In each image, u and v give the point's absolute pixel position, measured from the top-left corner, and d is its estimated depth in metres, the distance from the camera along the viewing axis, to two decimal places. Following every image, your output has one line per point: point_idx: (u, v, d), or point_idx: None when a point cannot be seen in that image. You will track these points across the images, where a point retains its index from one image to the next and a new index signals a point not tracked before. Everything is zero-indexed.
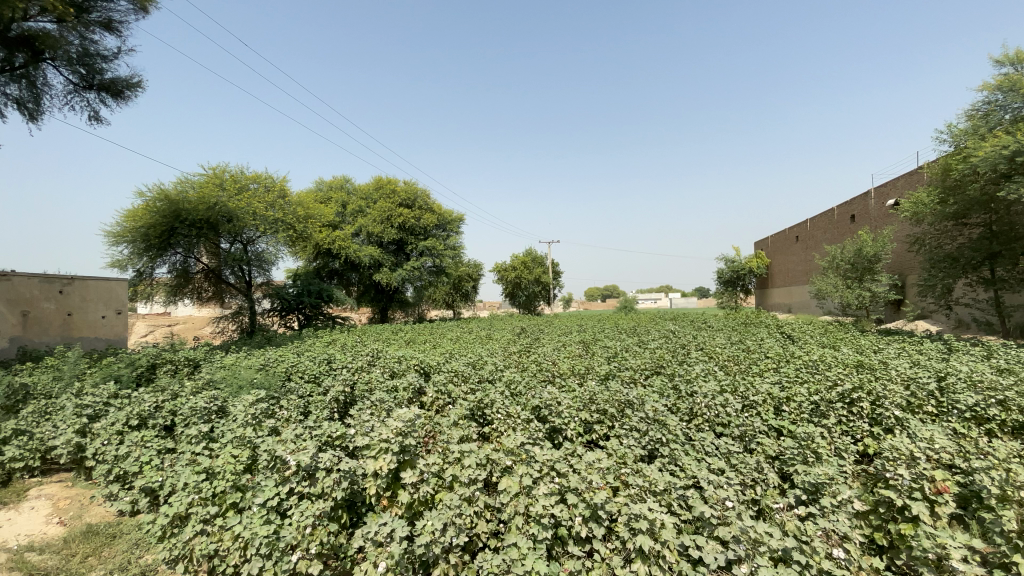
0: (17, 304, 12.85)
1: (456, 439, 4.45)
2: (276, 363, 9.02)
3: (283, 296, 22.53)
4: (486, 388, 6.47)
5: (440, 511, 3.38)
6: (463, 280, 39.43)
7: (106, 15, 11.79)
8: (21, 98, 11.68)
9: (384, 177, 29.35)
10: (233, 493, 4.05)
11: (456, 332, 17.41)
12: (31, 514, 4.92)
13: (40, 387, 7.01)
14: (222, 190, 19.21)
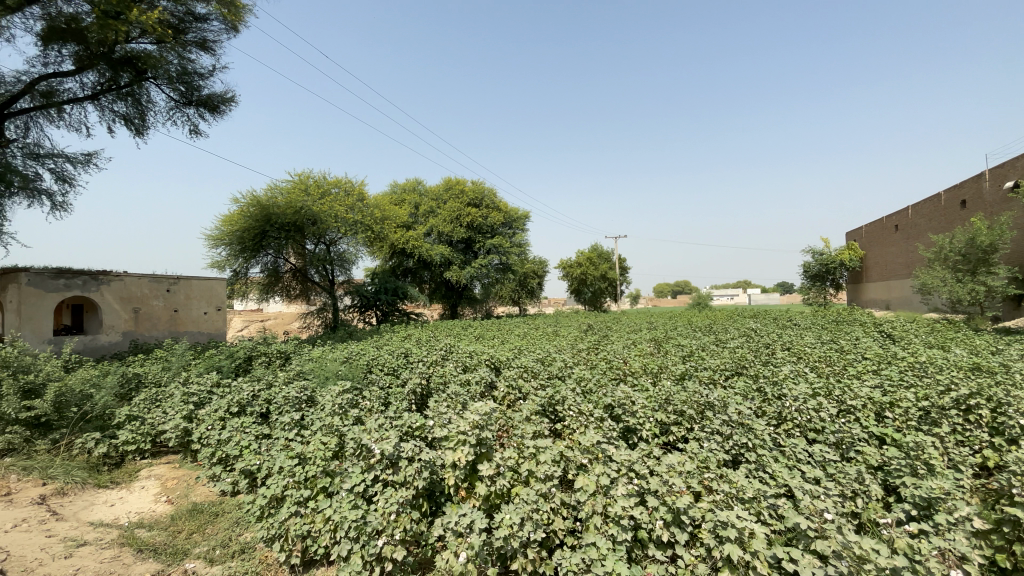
0: (130, 302, 14.59)
1: (530, 435, 4.48)
2: (357, 356, 9.57)
3: (363, 294, 23.83)
4: (557, 384, 6.45)
5: (517, 506, 3.43)
6: (530, 277, 39.62)
7: (200, 35, 13.11)
8: (127, 115, 13.12)
9: (453, 178, 30.10)
10: (322, 478, 4.34)
11: (525, 329, 17.55)
12: (142, 494, 5.57)
13: (158, 375, 7.89)
14: (306, 195, 20.71)
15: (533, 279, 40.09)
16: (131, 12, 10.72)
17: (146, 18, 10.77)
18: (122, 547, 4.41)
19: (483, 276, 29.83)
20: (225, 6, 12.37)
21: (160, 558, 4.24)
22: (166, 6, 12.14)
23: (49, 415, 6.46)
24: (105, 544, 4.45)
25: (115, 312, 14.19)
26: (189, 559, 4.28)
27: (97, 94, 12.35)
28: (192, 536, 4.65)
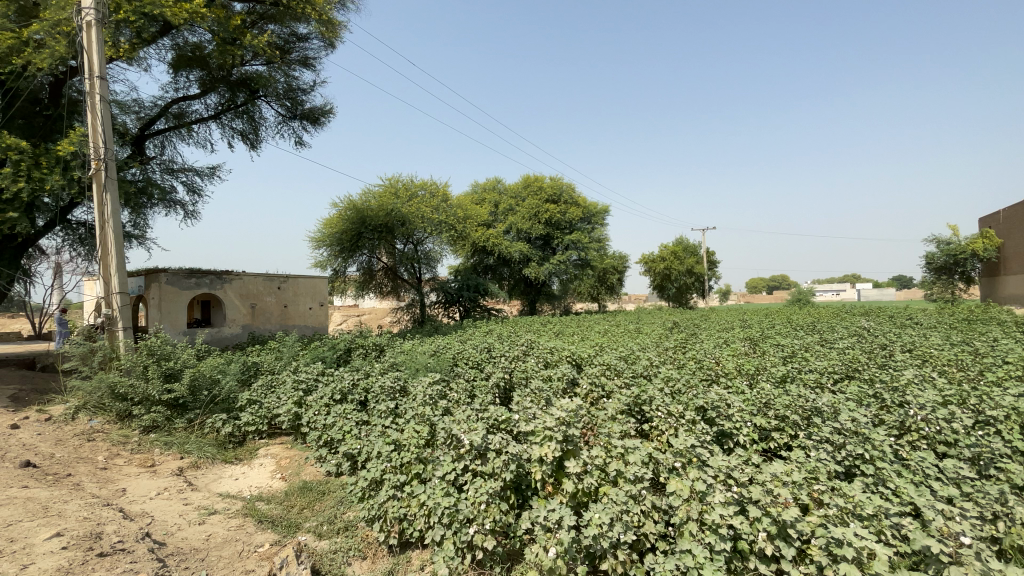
0: (248, 298, 16.34)
1: (618, 434, 4.41)
2: (444, 350, 9.97)
3: (447, 290, 24.82)
4: (644, 383, 6.28)
5: (607, 505, 3.41)
6: (610, 273, 38.82)
7: (303, 54, 14.27)
8: (245, 130, 14.68)
9: (532, 175, 30.25)
10: (417, 464, 4.57)
11: (605, 326, 17.25)
12: (260, 470, 6.22)
13: (271, 363, 8.77)
14: (396, 198, 21.92)
15: (613, 275, 39.24)
16: (245, 37, 12.06)
17: (257, 42, 12.07)
18: (247, 516, 4.97)
19: (562, 272, 29.75)
20: (323, 25, 13.40)
21: (277, 529, 4.72)
22: (274, 30, 13.53)
23: (187, 396, 7.42)
24: (233, 513, 5.03)
25: (236, 307, 15.99)
26: (301, 532, 4.72)
27: (218, 113, 13.91)
28: (304, 511, 5.12)
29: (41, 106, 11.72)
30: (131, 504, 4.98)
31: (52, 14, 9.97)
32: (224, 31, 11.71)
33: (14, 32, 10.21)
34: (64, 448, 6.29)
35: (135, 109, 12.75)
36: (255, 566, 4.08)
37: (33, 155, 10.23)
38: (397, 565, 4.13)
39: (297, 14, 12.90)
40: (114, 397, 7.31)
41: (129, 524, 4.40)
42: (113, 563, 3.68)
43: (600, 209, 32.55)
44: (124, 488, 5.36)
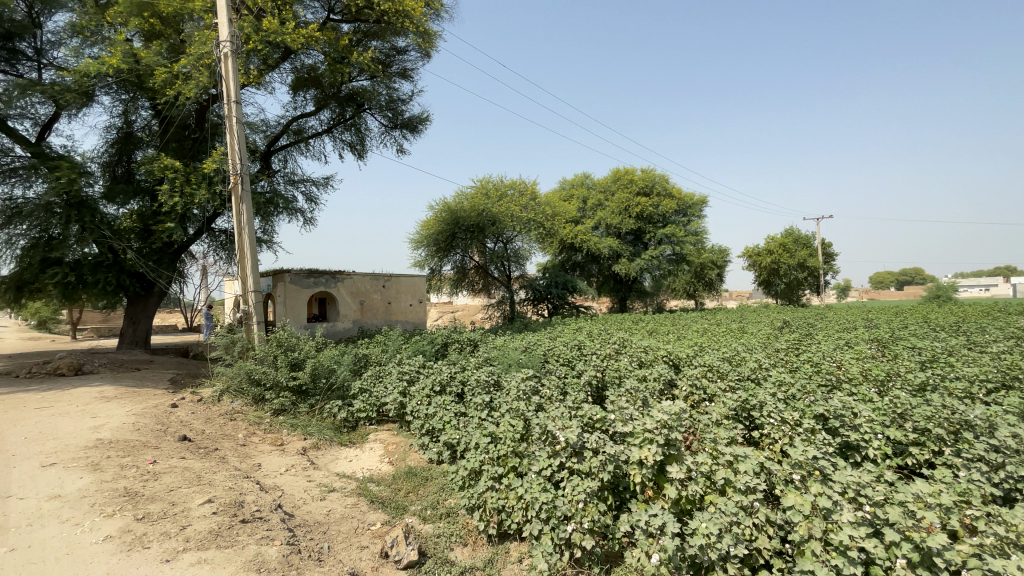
0: (358, 296, 17.80)
1: (725, 441, 4.19)
2: (535, 346, 10.09)
3: (536, 287, 25.12)
4: (751, 388, 5.86)
5: (715, 515, 3.29)
6: (707, 268, 36.61)
7: (402, 66, 15.16)
8: (352, 142, 15.92)
9: (622, 168, 29.37)
10: (513, 458, 4.66)
11: (703, 324, 16.29)
12: (371, 454, 6.75)
13: (378, 355, 9.48)
14: (487, 199, 22.55)
15: (711, 270, 36.97)
16: (352, 55, 13.14)
17: (362, 58, 13.09)
18: (360, 496, 5.43)
19: (654, 268, 28.65)
20: (419, 36, 14.13)
21: (387, 510, 5.10)
22: (377, 46, 14.53)
23: (308, 383, 8.27)
24: (348, 492, 5.52)
25: (347, 304, 17.51)
26: (408, 514, 5.05)
27: (330, 127, 15.23)
28: (410, 495, 5.48)
29: (189, 131, 13.63)
30: (265, 478, 5.66)
31: (196, 49, 11.43)
32: (334, 51, 12.88)
33: (168, 68, 11.98)
34: (213, 425, 7.31)
35: (263, 129, 14.37)
36: (368, 542, 4.44)
37: (185, 173, 11.95)
38: (496, 554, 4.28)
39: (396, 29, 13.75)
40: (250, 382, 8.34)
41: (265, 495, 5.00)
42: (253, 529, 4.21)
43: (696, 200, 30.83)
44: (259, 463, 6.11)
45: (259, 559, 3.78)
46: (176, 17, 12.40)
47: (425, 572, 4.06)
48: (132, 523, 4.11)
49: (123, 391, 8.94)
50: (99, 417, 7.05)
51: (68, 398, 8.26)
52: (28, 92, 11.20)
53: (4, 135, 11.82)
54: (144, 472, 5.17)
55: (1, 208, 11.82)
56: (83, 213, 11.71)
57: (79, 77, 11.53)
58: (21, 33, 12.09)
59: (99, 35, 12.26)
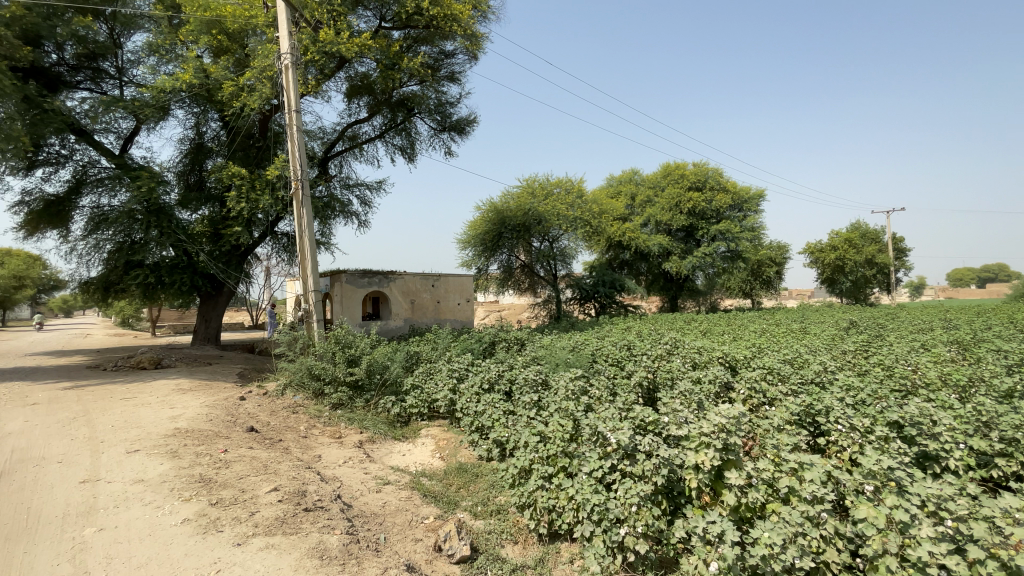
0: (409, 295, 18.31)
1: (788, 447, 4.02)
2: (584, 345, 10.00)
3: (582, 286, 24.90)
4: (816, 392, 5.55)
5: (778, 525, 3.25)
6: (764, 265, 34.95)
7: (450, 70, 15.46)
8: (403, 146, 16.38)
9: (672, 163, 28.52)
10: (562, 457, 4.62)
11: (761, 324, 15.57)
12: (423, 449, 6.92)
13: (428, 353, 9.70)
14: (533, 198, 22.58)
15: (768, 267, 35.25)
16: (403, 61, 13.53)
17: (412, 64, 13.44)
18: (414, 489, 5.58)
19: (707, 265, 27.67)
20: (467, 39, 14.33)
21: (439, 504, 5.21)
22: (426, 50, 14.84)
23: (363, 379, 8.59)
24: (402, 485, 5.69)
25: (398, 303, 18.06)
26: (459, 510, 5.15)
27: (382, 132, 15.72)
28: (461, 490, 5.58)
29: (254, 139, 14.45)
30: (325, 469, 5.93)
31: (259, 62, 12.09)
32: (386, 58, 13.32)
33: (234, 81, 12.75)
34: (277, 418, 7.74)
35: (320, 136, 15.03)
36: (422, 536, 4.56)
37: (250, 180, 12.71)
38: (547, 554, 4.28)
39: (445, 33, 14.00)
40: (310, 377, 8.77)
41: (325, 486, 5.24)
42: (315, 518, 4.42)
43: (752, 194, 29.50)
44: (319, 455, 6.41)
45: (320, 547, 3.97)
46: (242, 32, 13.18)
47: (477, 567, 4.13)
48: (207, 507, 4.42)
49: (197, 383, 9.62)
50: (176, 408, 7.63)
51: (150, 390, 8.99)
52: (113, 108, 12.25)
53: (94, 148, 12.98)
54: (216, 460, 5.55)
55: (92, 215, 13.05)
56: (161, 219, 12.69)
57: (157, 93, 12.48)
58: (107, 55, 13.24)
59: (173, 53, 13.21)
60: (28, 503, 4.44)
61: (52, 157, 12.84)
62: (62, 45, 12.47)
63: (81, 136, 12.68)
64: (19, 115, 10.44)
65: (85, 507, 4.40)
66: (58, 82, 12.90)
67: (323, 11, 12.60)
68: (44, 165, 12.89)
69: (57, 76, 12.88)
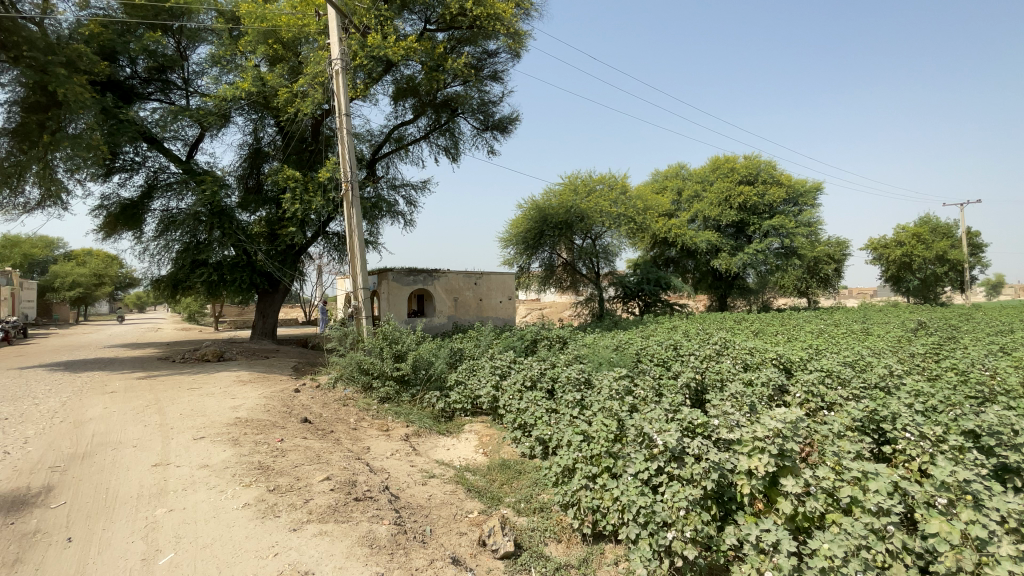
0: (452, 293, 18.63)
1: (850, 455, 3.82)
2: (628, 344, 9.83)
3: (626, 284, 24.47)
4: (880, 397, 5.22)
5: (839, 537, 3.13)
6: (821, 262, 33.15)
7: (492, 69, 15.55)
8: (447, 146, 16.64)
9: (722, 156, 27.50)
10: (607, 458, 4.56)
11: (817, 325, 14.79)
12: (467, 443, 7.03)
13: (472, 350, 9.83)
14: (575, 195, 22.40)
15: (826, 265, 33.41)
16: (447, 62, 13.76)
17: (456, 64, 13.64)
18: (459, 483, 5.67)
19: (760, 262, 26.51)
20: (510, 37, 14.37)
21: (483, 499, 5.27)
22: (470, 51, 14.99)
23: (409, 374, 8.81)
24: (447, 479, 5.79)
25: (442, 300, 18.42)
26: (502, 505, 5.19)
27: (427, 133, 16.03)
28: (504, 486, 5.63)
29: (307, 144, 15.09)
30: (374, 460, 6.12)
31: (312, 69, 12.58)
32: (430, 60, 13.57)
33: (289, 88, 13.34)
34: (329, 410, 8.07)
35: (368, 138, 15.51)
36: (467, 529, 4.63)
37: (303, 182, 13.28)
38: (591, 555, 4.25)
39: (488, 32, 14.11)
40: (359, 371, 9.08)
41: (374, 477, 5.42)
42: (365, 508, 4.58)
43: (808, 187, 28.02)
44: (368, 447, 6.63)
45: (370, 536, 4.11)
46: (295, 41, 13.79)
47: (521, 564, 4.15)
48: (266, 493, 4.67)
49: (256, 376, 10.16)
50: (237, 398, 8.10)
51: (214, 381, 9.57)
52: (180, 117, 13.10)
53: (164, 155, 13.95)
54: (273, 449, 5.85)
55: (162, 218, 14.03)
56: (223, 220, 13.47)
57: (218, 101, 13.23)
58: (174, 67, 14.16)
59: (232, 63, 13.96)
60: (106, 483, 4.84)
61: (127, 164, 13.90)
62: (135, 59, 13.45)
63: (152, 144, 13.64)
64: (99, 125, 11.35)
65: (157, 488, 4.74)
66: (132, 94, 13.93)
67: (371, 16, 12.95)
68: (121, 172, 13.96)
69: (131, 88, 13.90)
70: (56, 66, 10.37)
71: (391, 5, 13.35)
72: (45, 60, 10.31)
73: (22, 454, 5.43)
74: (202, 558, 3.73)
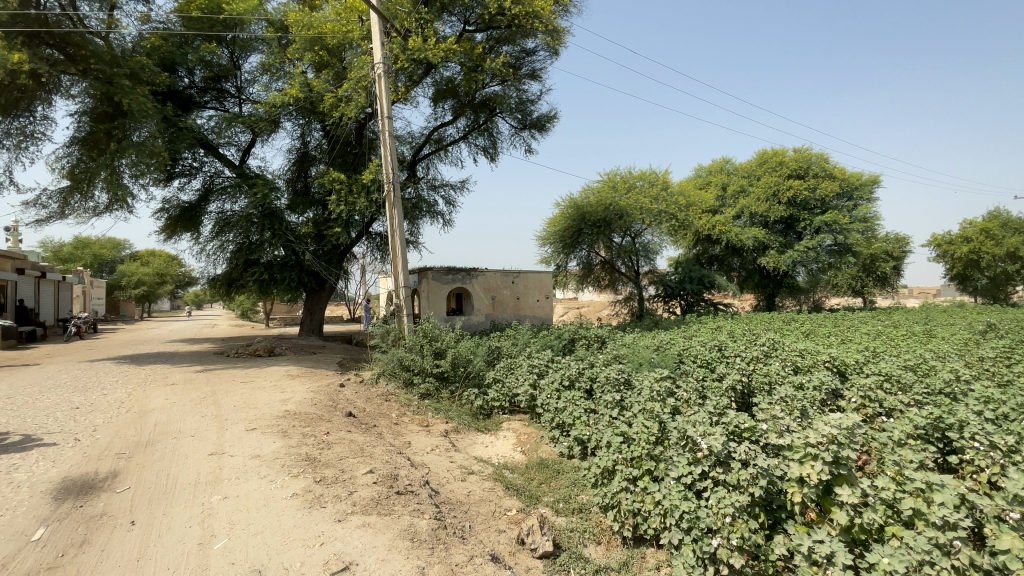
0: (490, 291, 18.75)
1: (912, 465, 3.62)
2: (670, 344, 9.60)
3: (667, 283, 23.94)
4: (946, 404, 4.87)
5: (900, 551, 3.00)
6: (878, 259, 31.34)
7: (531, 67, 15.53)
8: (485, 145, 16.76)
9: (770, 149, 26.36)
10: (648, 460, 4.47)
11: (874, 326, 13.99)
12: (505, 441, 7.06)
13: (510, 348, 9.89)
14: (614, 192, 22.06)
15: (884, 263, 31.56)
16: (485, 62, 13.84)
17: (494, 64, 13.71)
18: (497, 481, 5.71)
19: (810, 260, 25.31)
20: (549, 35, 14.32)
21: (522, 498, 5.29)
22: (508, 50, 15.06)
23: (449, 371, 8.94)
24: (486, 476, 5.85)
25: (480, 299, 18.58)
26: (541, 504, 5.19)
27: (466, 134, 16.19)
28: (543, 485, 5.63)
29: (351, 147, 15.55)
30: (414, 455, 6.24)
31: (355, 74, 12.95)
32: (469, 61, 13.71)
33: (334, 93, 13.76)
34: (372, 404, 8.30)
35: (409, 140, 15.83)
36: (505, 527, 4.66)
37: (348, 184, 13.69)
38: (632, 558, 4.20)
39: (527, 31, 14.11)
40: (401, 367, 9.27)
41: (414, 471, 5.53)
42: (406, 502, 4.68)
43: (864, 179, 26.54)
44: (409, 441, 6.77)
45: (412, 530, 4.19)
46: (340, 47, 14.22)
47: (560, 564, 4.13)
48: (312, 484, 4.85)
49: (303, 371, 10.58)
50: (286, 392, 8.46)
51: (264, 375, 10.03)
52: (234, 124, 13.75)
53: (218, 160, 14.70)
54: (319, 441, 6.07)
55: (218, 220, 14.82)
56: (273, 222, 14.09)
57: (269, 108, 13.85)
58: (228, 76, 14.87)
59: (281, 70, 14.56)
60: (167, 470, 5.16)
61: (186, 169, 14.75)
62: (192, 70, 14.24)
63: (208, 150, 14.41)
64: (160, 133, 12.09)
65: (213, 476, 5.02)
66: (190, 103, 14.78)
67: (412, 20, 13.21)
68: (180, 177, 14.83)
69: (189, 97, 14.75)
70: (121, 78, 11.12)
71: (431, 8, 13.55)
72: (111, 72, 11.07)
73: (92, 441, 5.85)
74: (254, 545, 3.91)
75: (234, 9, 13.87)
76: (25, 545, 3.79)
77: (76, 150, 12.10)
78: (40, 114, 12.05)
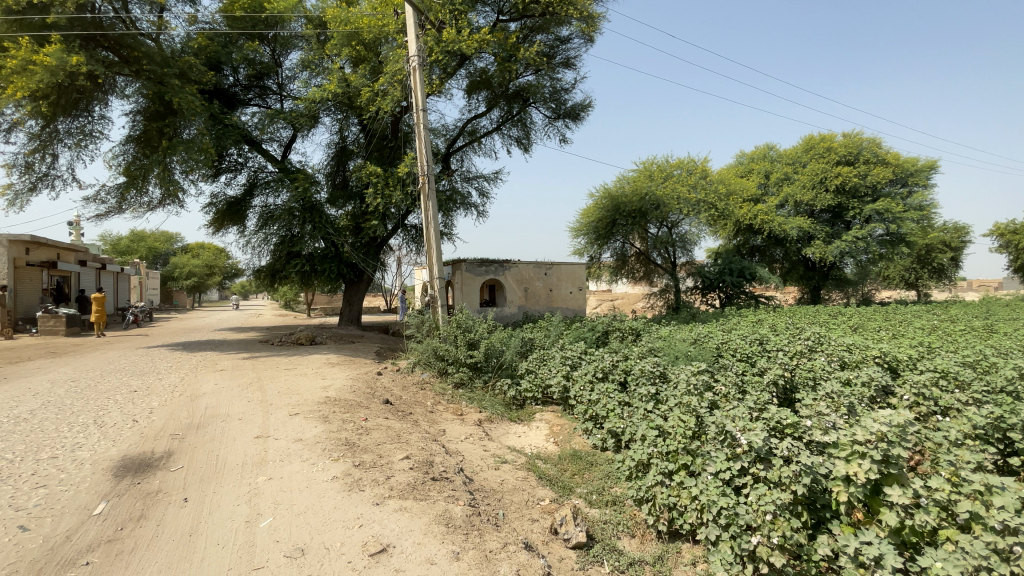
0: (522, 283, 18.79)
1: (969, 466, 3.45)
2: (708, 338, 9.33)
3: (705, 275, 23.39)
4: (1008, 402, 4.59)
5: (953, 556, 2.90)
6: (935, 250, 29.63)
7: (565, 55, 15.51)
8: (518, 136, 16.79)
9: (817, 134, 25.15)
10: (684, 455, 4.36)
11: (930, 320, 13.15)
12: (538, 432, 7.08)
13: (542, 340, 9.86)
14: (650, 181, 21.57)
15: (941, 254, 29.74)
16: (519, 51, 13.61)
17: (528, 53, 13.49)
18: (530, 471, 5.75)
19: (860, 250, 24.15)
20: (584, 22, 14.06)
21: (555, 488, 5.31)
22: (542, 39, 14.94)
23: (482, 361, 9.05)
24: (519, 465, 5.90)
25: (514, 290, 18.65)
26: (574, 495, 5.20)
27: (500, 125, 16.25)
28: (576, 476, 5.63)
29: (388, 141, 15.83)
30: (449, 443, 6.36)
31: (391, 68, 13.05)
32: (503, 50, 13.49)
33: (370, 87, 13.91)
34: (407, 392, 8.50)
35: (444, 133, 15.92)
36: (538, 516, 4.69)
37: (384, 177, 13.92)
38: (667, 552, 4.16)
39: (560, 18, 13.89)
40: (435, 357, 9.42)
41: (449, 458, 5.64)
42: (441, 488, 4.78)
43: (921, 165, 24.95)
44: (444, 430, 6.89)
45: (446, 516, 4.28)
46: (376, 41, 14.40)
47: (593, 555, 4.14)
48: (351, 468, 5.01)
49: (342, 359, 10.91)
50: (326, 379, 8.75)
51: (306, 362, 10.39)
52: (276, 119, 14.23)
53: (262, 155, 15.23)
54: (358, 427, 6.27)
55: (262, 213, 15.42)
56: (314, 215, 14.58)
57: (309, 104, 14.19)
58: (270, 73, 15.36)
59: (321, 66, 14.88)
60: (217, 451, 5.45)
61: (233, 165, 15.39)
62: (237, 68, 14.80)
63: (253, 146, 14.93)
64: (207, 130, 12.63)
65: (258, 458, 5.26)
66: (235, 100, 15.41)
67: (446, 12, 13.14)
68: (227, 172, 15.46)
69: (234, 95, 15.39)
70: (170, 77, 11.64)
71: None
72: (161, 72, 11.63)
73: (148, 423, 6.23)
74: (297, 524, 4.09)
75: (276, 8, 14.26)
76: (88, 519, 4.08)
77: (132, 147, 12.81)
78: (98, 114, 12.75)
